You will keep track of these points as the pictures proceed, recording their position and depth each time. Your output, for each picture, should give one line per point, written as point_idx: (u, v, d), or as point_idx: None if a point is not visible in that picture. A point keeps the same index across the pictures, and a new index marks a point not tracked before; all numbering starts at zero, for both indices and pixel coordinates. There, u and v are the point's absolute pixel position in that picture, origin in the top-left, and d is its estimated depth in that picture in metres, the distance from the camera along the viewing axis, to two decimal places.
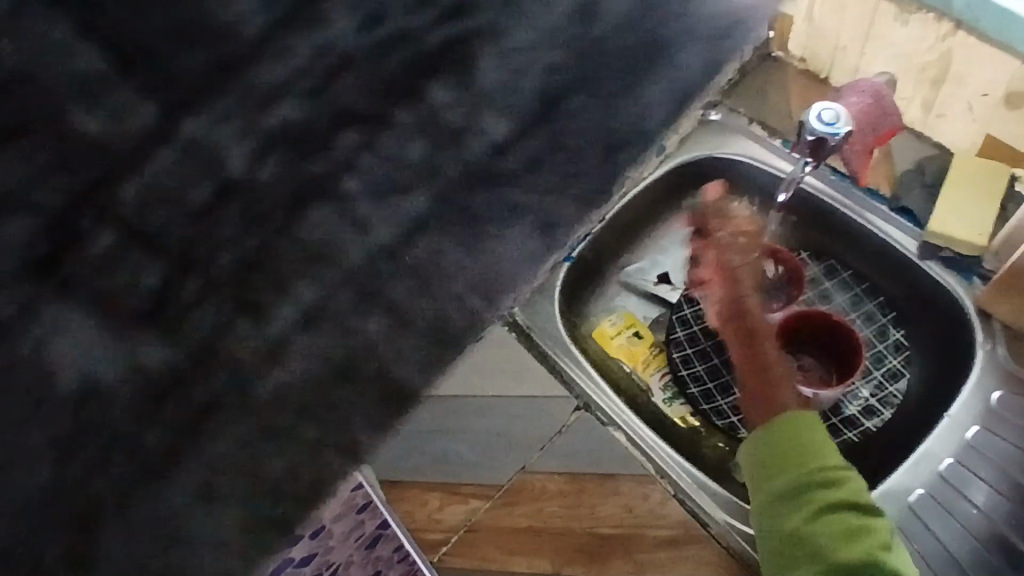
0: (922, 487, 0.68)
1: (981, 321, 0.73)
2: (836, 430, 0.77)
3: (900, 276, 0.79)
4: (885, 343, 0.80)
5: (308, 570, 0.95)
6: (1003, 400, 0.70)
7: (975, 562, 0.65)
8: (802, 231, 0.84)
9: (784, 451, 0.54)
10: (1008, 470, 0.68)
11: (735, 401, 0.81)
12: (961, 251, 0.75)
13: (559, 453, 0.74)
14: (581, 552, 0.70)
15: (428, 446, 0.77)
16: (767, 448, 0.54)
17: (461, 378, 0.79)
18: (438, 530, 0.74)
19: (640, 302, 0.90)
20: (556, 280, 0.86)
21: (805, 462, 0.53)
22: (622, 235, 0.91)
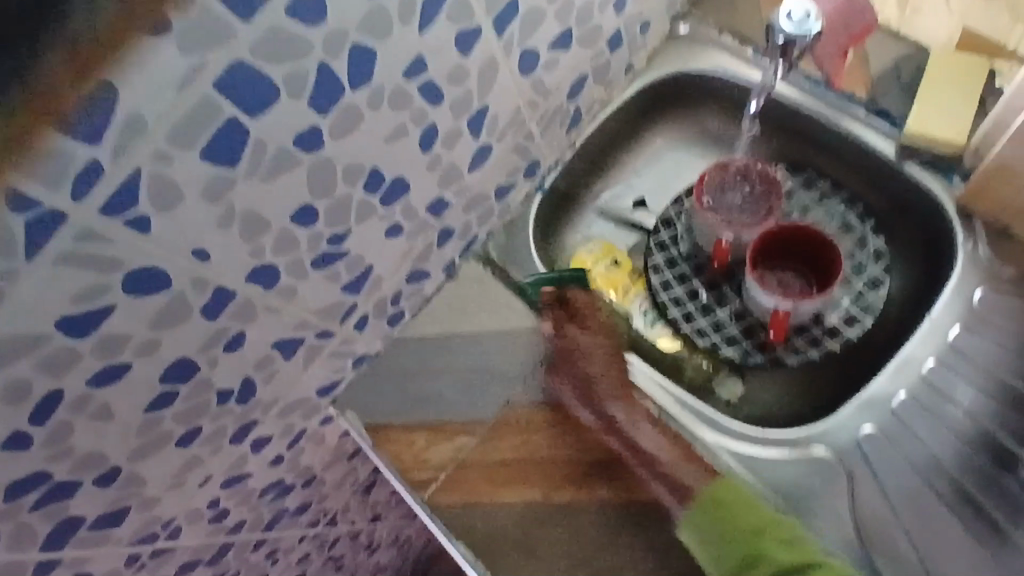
0: (905, 391, 0.68)
1: (962, 220, 0.71)
2: (816, 340, 0.76)
3: (879, 181, 0.78)
4: (865, 252, 0.79)
5: (307, 518, 0.97)
6: (986, 299, 0.69)
7: (959, 461, 0.66)
8: (779, 145, 0.83)
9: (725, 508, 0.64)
10: (991, 371, 0.68)
11: (716, 320, 0.79)
12: (941, 152, 0.73)
13: (542, 385, 0.74)
14: (570, 478, 0.70)
15: (410, 385, 0.78)
16: (705, 514, 0.64)
17: (437, 317, 0.79)
18: (426, 469, 0.74)
19: (616, 229, 0.88)
20: (528, 213, 0.83)
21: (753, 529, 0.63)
22: (594, 161, 0.87)
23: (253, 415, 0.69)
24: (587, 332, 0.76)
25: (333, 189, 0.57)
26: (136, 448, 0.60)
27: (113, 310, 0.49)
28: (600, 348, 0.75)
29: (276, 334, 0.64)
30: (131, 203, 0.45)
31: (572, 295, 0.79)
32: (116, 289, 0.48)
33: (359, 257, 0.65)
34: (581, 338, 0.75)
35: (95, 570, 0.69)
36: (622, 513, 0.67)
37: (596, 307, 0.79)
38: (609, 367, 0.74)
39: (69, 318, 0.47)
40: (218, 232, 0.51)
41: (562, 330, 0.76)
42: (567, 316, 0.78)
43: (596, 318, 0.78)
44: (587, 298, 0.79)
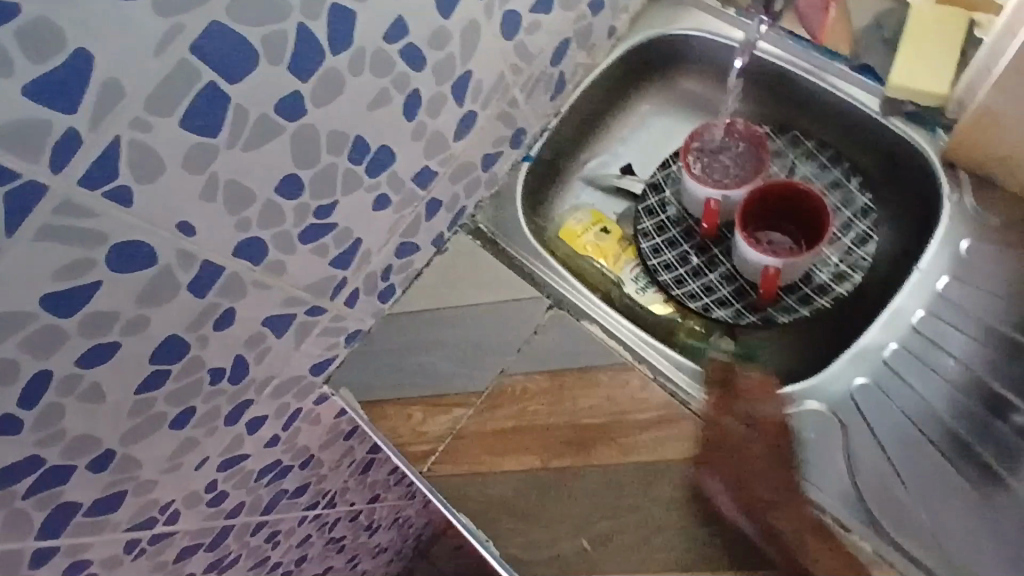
0: (896, 342, 0.69)
1: (947, 171, 0.72)
2: (806, 298, 0.77)
3: (864, 137, 0.78)
4: (852, 209, 0.80)
5: (306, 500, 0.97)
6: (973, 248, 0.69)
7: (952, 409, 0.67)
8: (765, 106, 0.84)
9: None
10: (981, 319, 0.68)
11: (707, 283, 0.80)
12: (923, 104, 0.73)
13: (537, 353, 0.74)
14: (569, 444, 0.70)
15: (405, 360, 0.77)
16: None
17: (430, 289, 0.79)
18: (424, 442, 0.74)
19: (604, 197, 0.88)
20: (514, 183, 0.82)
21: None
22: (579, 129, 0.86)
23: (247, 395, 0.69)
24: (747, 413, 0.68)
25: (317, 158, 0.56)
26: (130, 430, 0.59)
27: (100, 286, 0.48)
28: (757, 433, 0.67)
29: (266, 310, 0.63)
30: (112, 173, 0.44)
31: (722, 368, 0.72)
32: (101, 264, 0.47)
33: (347, 230, 0.65)
34: (750, 420, 0.68)
35: (94, 557, 0.68)
36: (644, 488, 0.66)
37: (765, 390, 0.70)
38: (777, 459, 0.66)
39: (54, 293, 0.46)
40: (203, 203, 0.50)
41: (717, 405, 0.69)
42: (724, 392, 0.70)
43: (762, 399, 0.69)
44: (741, 374, 0.72)
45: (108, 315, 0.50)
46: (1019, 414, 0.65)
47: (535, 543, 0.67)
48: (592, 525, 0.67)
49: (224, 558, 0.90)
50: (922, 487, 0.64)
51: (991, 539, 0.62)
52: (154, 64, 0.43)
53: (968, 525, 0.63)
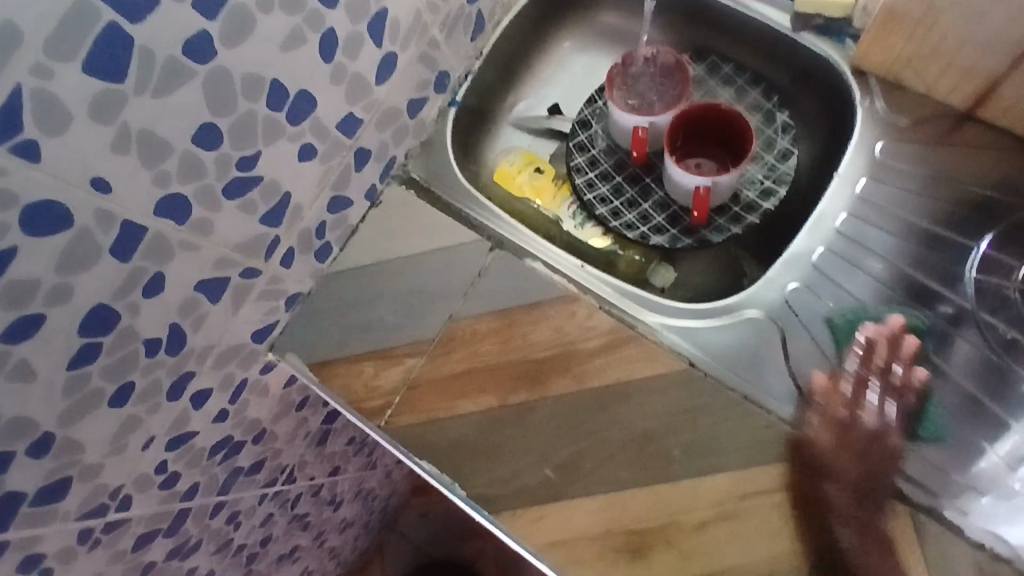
0: (823, 247, 0.72)
1: (857, 80, 0.75)
2: (737, 217, 0.79)
3: (778, 55, 0.80)
4: (773, 127, 0.82)
5: (264, 476, 0.95)
6: (887, 150, 0.73)
7: (883, 304, 0.70)
8: (681, 34, 0.85)
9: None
10: (901, 216, 0.72)
11: (642, 212, 0.81)
12: (831, 16, 0.76)
13: (481, 295, 0.74)
14: (524, 379, 0.70)
15: (351, 317, 0.76)
16: None
17: (369, 244, 0.77)
18: (379, 396, 0.74)
19: (535, 140, 0.88)
20: (443, 130, 0.81)
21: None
22: (503, 72, 0.86)
23: (188, 366, 0.67)
24: (879, 422, 0.65)
25: (233, 104, 0.54)
26: (67, 410, 0.57)
27: (15, 252, 0.45)
28: (880, 447, 0.64)
29: (198, 275, 0.60)
30: (16, 126, 0.42)
31: (876, 337, 0.68)
32: (12, 229, 0.44)
33: (274, 183, 0.63)
34: (876, 430, 0.64)
35: (46, 550, 0.66)
36: (577, 407, 0.68)
37: (905, 393, 0.66)
38: (887, 477, 0.62)
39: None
40: (115, 158, 0.48)
41: (849, 410, 0.66)
42: (873, 377, 0.67)
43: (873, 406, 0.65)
44: (885, 356, 0.68)
45: (26, 286, 0.47)
46: (945, 304, 0.69)
47: (501, 479, 0.68)
48: (553, 455, 0.68)
49: (185, 543, 0.88)
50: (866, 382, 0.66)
51: (927, 421, 0.65)
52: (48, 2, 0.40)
53: (908, 413, 0.65)
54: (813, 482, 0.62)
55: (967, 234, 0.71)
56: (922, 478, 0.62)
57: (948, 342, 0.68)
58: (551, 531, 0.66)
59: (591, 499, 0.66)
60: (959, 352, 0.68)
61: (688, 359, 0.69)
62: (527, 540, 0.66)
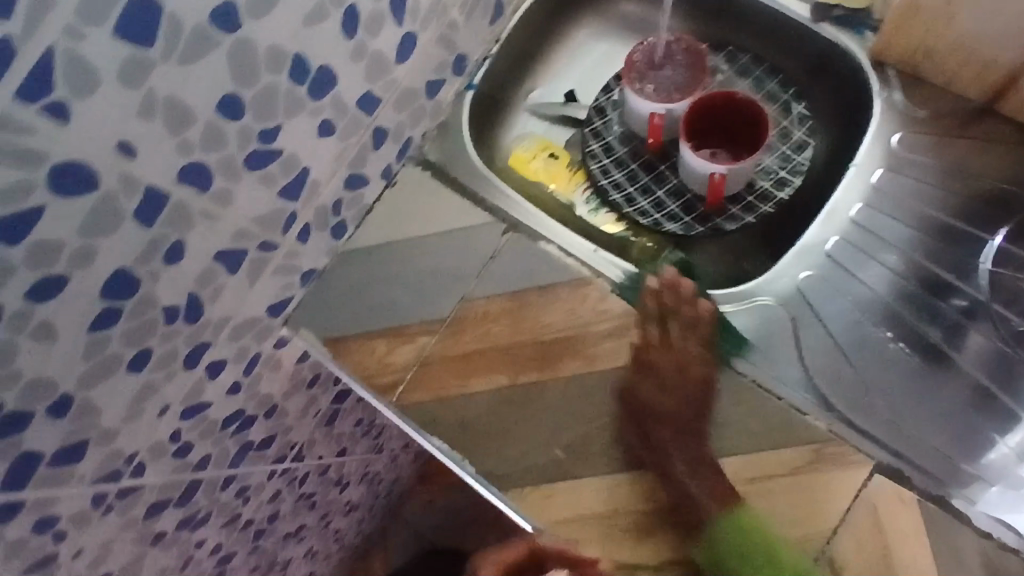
0: (837, 236, 0.72)
1: (876, 72, 0.75)
2: (751, 206, 0.79)
3: (797, 46, 0.80)
4: (789, 118, 0.82)
5: (273, 452, 0.96)
6: (904, 141, 0.73)
7: (897, 294, 0.70)
8: (698, 24, 0.86)
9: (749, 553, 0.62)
10: (916, 207, 0.72)
11: (656, 199, 0.82)
12: (851, 7, 0.75)
13: (494, 277, 0.75)
14: (534, 360, 0.71)
15: (364, 295, 0.77)
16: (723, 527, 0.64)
17: (383, 223, 0.78)
18: (391, 372, 0.74)
19: (550, 126, 0.88)
20: (459, 112, 0.82)
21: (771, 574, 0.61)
22: (519, 58, 0.86)
23: (204, 336, 0.68)
24: (687, 352, 0.71)
25: (257, 76, 0.55)
26: (86, 372, 0.58)
27: (43, 212, 0.46)
28: (691, 375, 0.70)
29: (217, 245, 0.62)
30: (48, 87, 0.42)
31: (660, 288, 0.73)
32: (42, 189, 0.45)
33: (294, 157, 0.64)
34: (663, 363, 0.70)
35: (61, 513, 0.67)
36: (581, 390, 0.69)
37: (697, 328, 0.72)
38: (705, 402, 0.68)
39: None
40: (142, 124, 0.49)
41: (659, 340, 0.71)
42: (652, 319, 0.72)
43: (677, 337, 0.71)
44: (671, 301, 0.73)
45: (52, 248, 0.49)
46: (958, 296, 0.70)
47: (508, 458, 0.69)
48: (562, 434, 0.68)
49: (195, 515, 0.89)
50: (862, 364, 0.68)
51: (937, 411, 0.66)
52: None
53: (908, 394, 0.66)
54: (636, 405, 0.69)
55: (981, 227, 0.71)
56: (932, 467, 0.62)
57: (961, 333, 0.69)
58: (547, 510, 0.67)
59: (587, 479, 0.67)
60: (971, 343, 0.68)
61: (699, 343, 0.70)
62: (536, 518, 0.67)
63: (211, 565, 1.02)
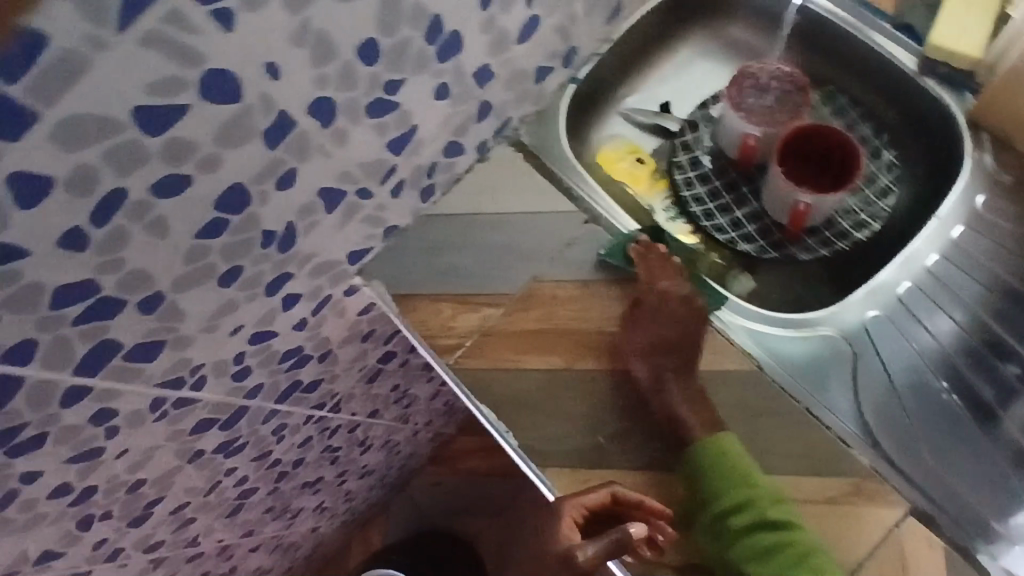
0: (909, 281, 0.73)
1: (972, 133, 0.76)
2: (827, 241, 0.81)
3: (898, 96, 0.82)
4: (878, 163, 0.83)
5: (315, 398, 0.99)
6: (988, 204, 0.74)
7: (956, 347, 0.71)
8: (803, 60, 0.87)
9: (727, 470, 0.67)
10: (987, 266, 0.73)
11: (734, 218, 0.83)
12: (955, 67, 0.76)
13: (567, 262, 0.77)
14: (592, 347, 0.74)
15: (437, 259, 0.81)
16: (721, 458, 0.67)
17: (471, 195, 0.80)
18: (452, 335, 0.76)
19: (641, 132, 0.91)
20: (558, 105, 0.85)
21: (747, 488, 0.65)
22: (624, 62, 0.89)
23: (288, 268, 0.71)
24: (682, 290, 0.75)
25: (397, 28, 0.58)
26: (181, 275, 0.62)
27: (186, 111, 0.50)
28: (687, 308, 0.74)
29: (322, 182, 0.65)
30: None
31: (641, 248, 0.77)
32: (192, 89, 0.49)
33: (408, 112, 0.67)
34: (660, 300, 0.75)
35: (122, 407, 0.70)
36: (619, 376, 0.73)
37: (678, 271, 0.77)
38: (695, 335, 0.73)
39: (148, 109, 0.47)
40: (291, 49, 0.52)
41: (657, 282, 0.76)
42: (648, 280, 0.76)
43: (671, 276, 0.76)
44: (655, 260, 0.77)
45: (186, 149, 0.52)
46: (1014, 361, 0.70)
47: (552, 438, 0.71)
48: (611, 414, 0.72)
49: (232, 441, 0.92)
50: (903, 404, 0.69)
51: (975, 465, 0.67)
52: None
53: (947, 435, 0.68)
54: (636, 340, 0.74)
55: None
56: (952, 507, 0.65)
57: (1010, 398, 0.69)
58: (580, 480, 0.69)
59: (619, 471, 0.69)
60: (1018, 409, 0.68)
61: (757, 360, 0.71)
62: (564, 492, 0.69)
63: (232, 495, 1.06)
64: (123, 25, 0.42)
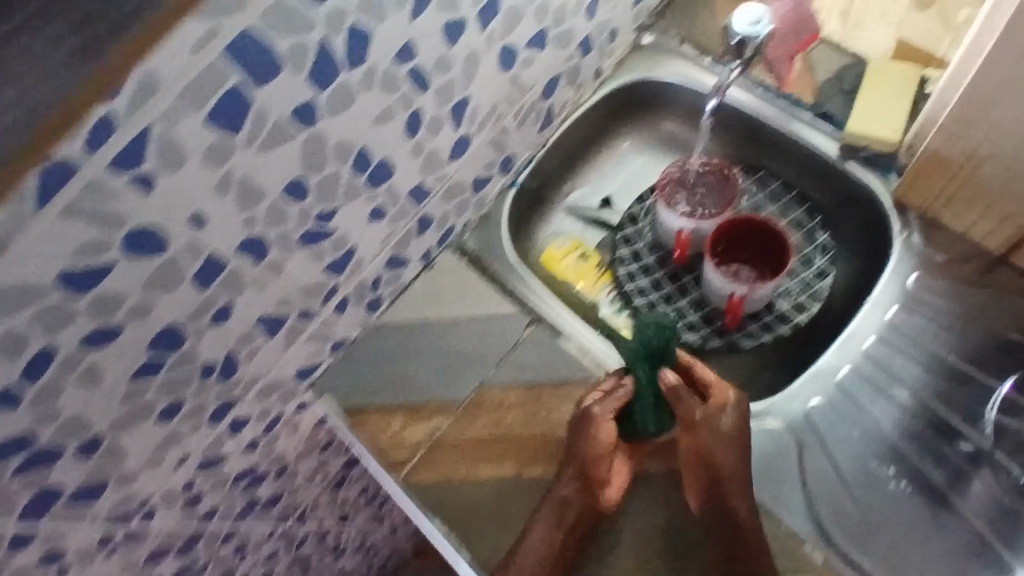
0: (848, 366, 0.72)
1: (898, 214, 0.76)
2: (768, 326, 0.82)
3: (825, 180, 0.83)
4: (812, 246, 0.85)
5: (276, 512, 0.97)
6: (919, 282, 0.74)
7: (904, 433, 0.69)
8: (732, 148, 0.89)
9: None
10: (929, 346, 0.72)
11: (677, 309, 0.85)
12: (879, 151, 0.77)
13: (514, 366, 0.78)
14: (541, 451, 0.74)
15: (387, 371, 0.80)
16: None
17: (417, 303, 0.82)
18: (402, 449, 0.76)
19: (585, 227, 0.93)
20: (501, 209, 0.87)
21: None
22: (563, 161, 0.92)
23: (232, 394, 0.72)
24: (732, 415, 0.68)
25: (323, 165, 0.60)
26: (120, 416, 0.62)
27: (113, 269, 0.51)
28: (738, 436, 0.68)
29: (260, 311, 0.66)
30: (139, 162, 0.47)
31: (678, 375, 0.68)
32: (116, 247, 0.50)
33: (344, 236, 0.68)
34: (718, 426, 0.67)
35: (68, 550, 0.68)
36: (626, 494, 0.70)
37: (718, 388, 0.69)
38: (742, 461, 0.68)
39: (72, 271, 0.48)
40: (215, 199, 0.54)
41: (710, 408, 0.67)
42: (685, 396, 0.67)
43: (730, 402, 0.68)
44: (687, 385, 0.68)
45: (116, 301, 0.53)
46: (965, 441, 0.68)
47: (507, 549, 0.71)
48: None
49: (191, 566, 0.90)
50: (859, 491, 0.68)
51: (938, 556, 0.64)
52: (189, 59, 0.45)
53: (906, 529, 0.66)
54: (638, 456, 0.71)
55: (992, 372, 0.70)
56: None
57: (965, 481, 0.67)
58: (548, 543, 0.67)
59: None
60: (975, 493, 0.67)
61: None
62: None
63: None
64: (43, 201, 0.44)
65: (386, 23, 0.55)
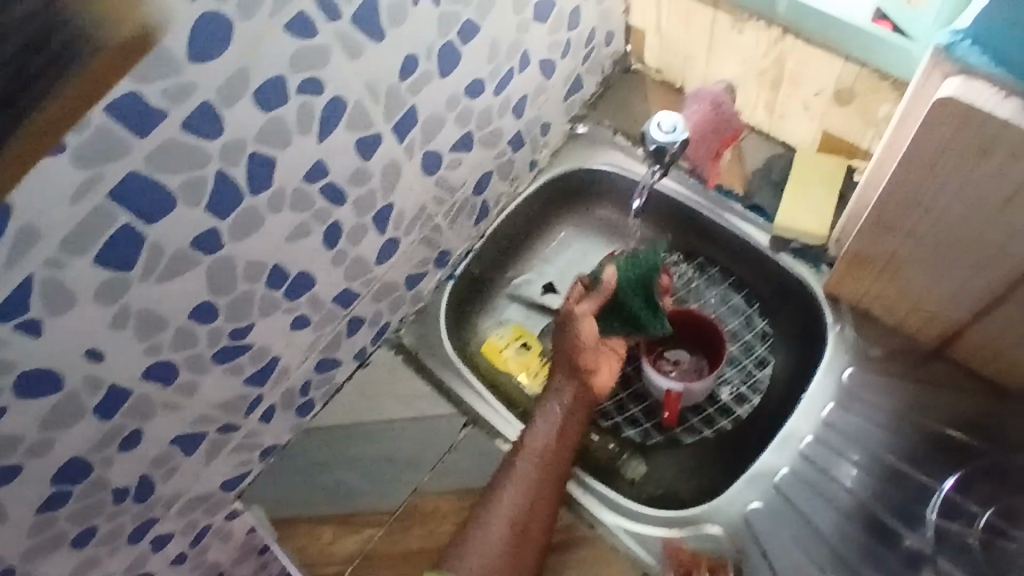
0: (786, 467, 0.72)
1: (831, 306, 0.76)
2: (709, 419, 0.81)
3: (760, 269, 0.83)
4: (751, 333, 0.85)
5: None
6: (854, 376, 0.73)
7: (840, 535, 0.69)
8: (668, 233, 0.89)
9: None
10: (864, 444, 0.72)
11: (619, 401, 0.83)
12: (809, 244, 0.78)
13: (451, 472, 0.76)
14: None
15: (318, 477, 0.77)
16: None
17: (350, 404, 0.79)
18: (335, 561, 0.76)
19: (527, 313, 0.91)
20: (439, 302, 0.85)
21: None
22: (503, 249, 0.91)
23: (152, 513, 0.68)
24: None
25: (234, 286, 0.58)
26: (25, 552, 0.58)
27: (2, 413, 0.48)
28: None
29: (175, 431, 0.63)
30: (23, 309, 0.45)
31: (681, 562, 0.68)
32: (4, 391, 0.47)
33: (264, 349, 0.66)
34: None
35: None
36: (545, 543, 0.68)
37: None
38: None
39: None
40: (113, 332, 0.52)
41: None
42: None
43: None
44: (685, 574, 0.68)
45: (10, 442, 0.50)
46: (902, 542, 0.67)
47: None
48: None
49: None
50: None
51: None
52: (73, 202, 0.44)
53: None
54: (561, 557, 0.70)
55: (932, 473, 0.69)
56: None
57: None
58: (553, 432, 0.72)
59: None
60: None
61: (632, 554, 0.70)
62: None
63: None
64: None
65: (293, 148, 0.55)
